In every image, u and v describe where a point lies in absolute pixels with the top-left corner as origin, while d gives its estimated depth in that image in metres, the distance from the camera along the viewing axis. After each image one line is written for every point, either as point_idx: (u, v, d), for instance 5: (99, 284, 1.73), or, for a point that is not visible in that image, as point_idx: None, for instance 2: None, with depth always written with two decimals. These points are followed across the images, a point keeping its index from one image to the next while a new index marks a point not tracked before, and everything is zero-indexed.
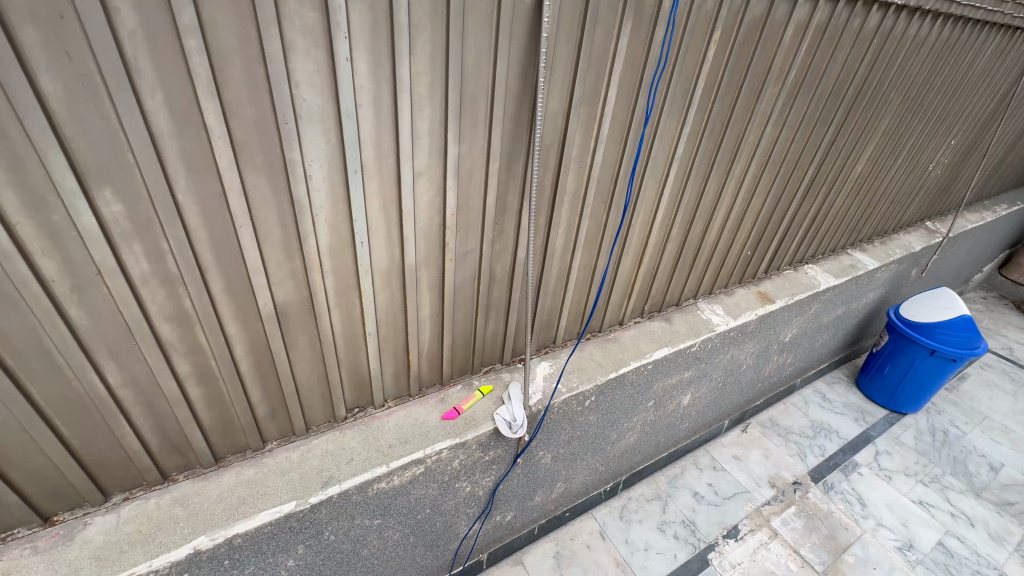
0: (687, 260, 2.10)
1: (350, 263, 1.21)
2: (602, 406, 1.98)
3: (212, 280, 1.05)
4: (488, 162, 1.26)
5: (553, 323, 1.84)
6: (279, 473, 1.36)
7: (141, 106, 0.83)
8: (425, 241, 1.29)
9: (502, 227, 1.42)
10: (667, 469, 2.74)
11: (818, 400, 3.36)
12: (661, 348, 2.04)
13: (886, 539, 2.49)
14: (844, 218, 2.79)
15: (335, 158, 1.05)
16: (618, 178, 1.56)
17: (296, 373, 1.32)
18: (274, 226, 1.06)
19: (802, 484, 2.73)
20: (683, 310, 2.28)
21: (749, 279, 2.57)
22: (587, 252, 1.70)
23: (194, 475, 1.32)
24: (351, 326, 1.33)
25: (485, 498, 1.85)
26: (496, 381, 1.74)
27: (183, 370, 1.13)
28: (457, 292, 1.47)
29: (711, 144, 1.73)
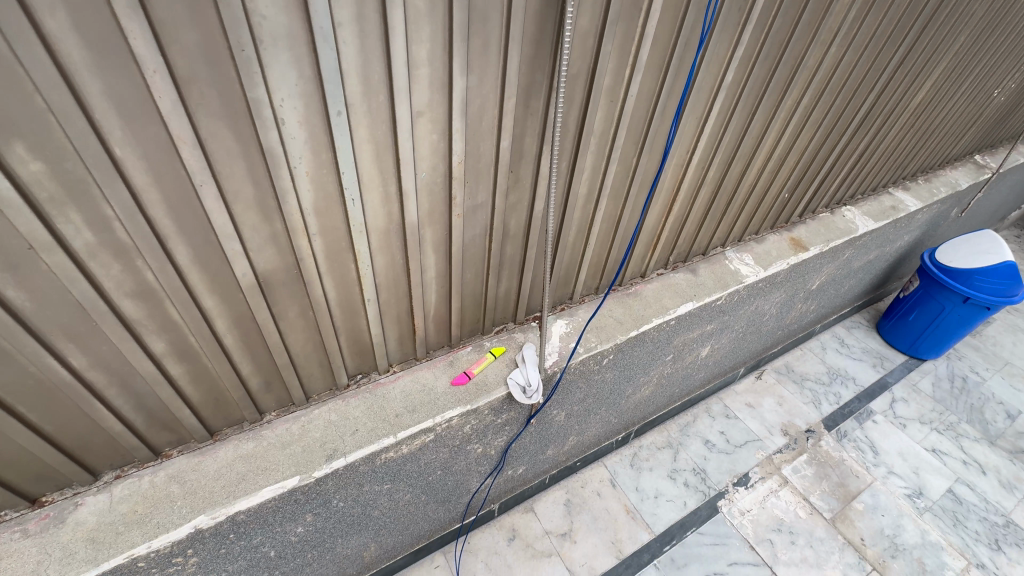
0: (721, 205, 1.89)
1: (341, 223, 1.03)
2: (620, 363, 1.87)
3: (175, 249, 0.88)
4: (503, 97, 1.03)
5: (570, 279, 1.68)
6: (280, 446, 1.27)
7: (42, 29, 0.62)
8: (428, 195, 1.10)
9: (517, 176, 1.21)
10: (679, 417, 2.70)
11: (836, 346, 3.26)
12: (686, 303, 1.89)
13: (896, 487, 2.49)
14: (893, 154, 2.51)
15: (312, 96, 0.83)
16: (654, 114, 1.32)
17: (289, 344, 1.18)
18: (243, 183, 0.87)
19: (815, 432, 2.70)
20: (709, 260, 2.10)
21: (782, 224, 2.35)
22: (612, 201, 1.49)
23: (189, 450, 1.23)
24: (347, 292, 1.17)
25: (497, 456, 1.80)
26: (509, 342, 1.62)
27: (158, 348, 0.99)
28: (466, 250, 1.30)
29: (764, 69, 1.46)
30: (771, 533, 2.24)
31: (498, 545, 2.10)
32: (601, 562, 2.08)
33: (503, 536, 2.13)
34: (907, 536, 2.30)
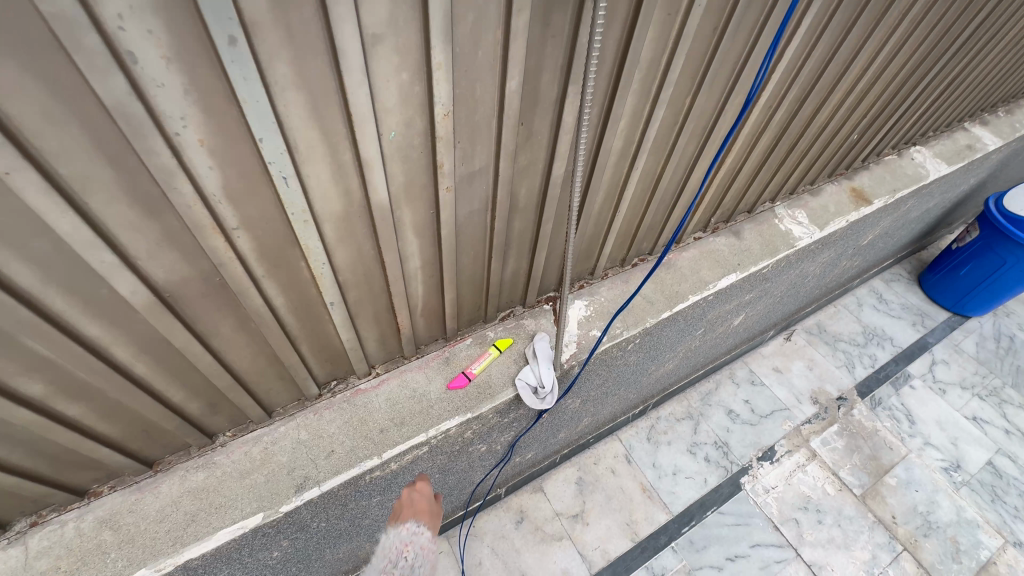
0: (781, 152, 1.52)
1: (275, 212, 0.70)
2: (646, 346, 1.59)
3: (6, 269, 0.57)
4: (509, 9, 0.66)
5: (592, 253, 1.36)
6: (238, 475, 1.04)
7: None
8: (402, 165, 0.76)
9: (530, 130, 0.86)
10: (700, 384, 2.48)
11: (873, 302, 2.97)
12: (728, 275, 1.57)
13: (932, 459, 2.31)
14: (982, 80, 2.07)
15: (179, 11, 0.48)
16: (722, 34, 0.94)
17: (230, 362, 0.90)
18: (94, 164, 0.54)
19: (847, 400, 2.49)
20: (755, 219, 1.75)
21: (841, 171, 1.97)
22: (652, 156, 1.14)
23: (123, 485, 1.00)
24: (300, 296, 0.87)
25: (504, 451, 1.58)
26: (517, 332, 1.33)
27: (33, 391, 0.71)
28: (461, 232, 0.97)
29: None
30: (797, 512, 2.10)
31: (505, 528, 1.96)
32: (614, 546, 1.95)
33: (510, 519, 1.99)
34: (941, 513, 2.15)
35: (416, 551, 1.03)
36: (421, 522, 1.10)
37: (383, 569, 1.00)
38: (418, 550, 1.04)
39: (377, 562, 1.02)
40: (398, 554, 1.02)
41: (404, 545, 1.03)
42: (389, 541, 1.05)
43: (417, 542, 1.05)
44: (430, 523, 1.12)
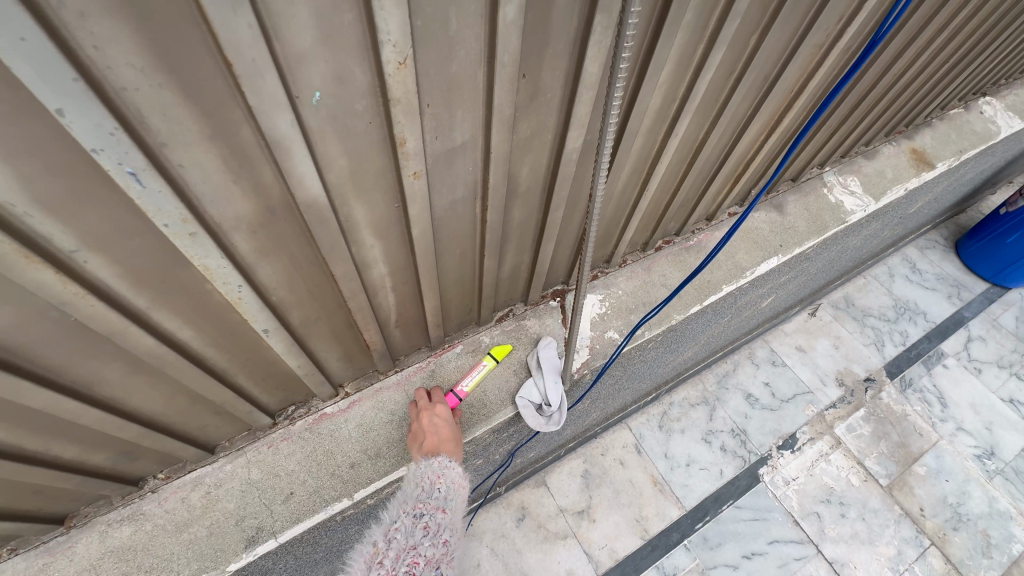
0: (843, 107, 1.23)
1: (139, 223, 0.45)
2: (667, 341, 1.36)
3: None
4: None
5: (611, 238, 1.10)
6: (173, 530, 0.84)
7: None
8: (342, 142, 0.50)
9: (535, 84, 0.59)
10: (716, 366, 2.28)
11: (906, 272, 2.72)
12: (768, 259, 1.32)
13: (965, 446, 2.15)
14: None
15: None
16: None
17: (136, 408, 0.68)
18: None
19: (875, 381, 2.30)
20: (800, 189, 1.48)
21: (900, 129, 1.67)
22: (696, 117, 0.87)
23: (26, 550, 0.79)
24: (219, 325, 0.63)
25: (503, 459, 1.40)
26: (518, 336, 1.10)
27: None
28: (441, 228, 0.72)
29: None
30: (819, 505, 1.95)
31: (506, 527, 1.82)
32: (623, 544, 1.81)
33: (511, 517, 1.85)
34: (973, 504, 2.01)
35: (452, 481, 0.82)
36: (451, 453, 0.86)
37: (416, 497, 0.79)
38: (454, 481, 0.83)
39: (406, 491, 0.81)
40: (430, 484, 0.80)
41: (438, 473, 0.82)
42: (418, 468, 0.83)
43: (453, 473, 0.84)
44: (459, 452, 0.88)
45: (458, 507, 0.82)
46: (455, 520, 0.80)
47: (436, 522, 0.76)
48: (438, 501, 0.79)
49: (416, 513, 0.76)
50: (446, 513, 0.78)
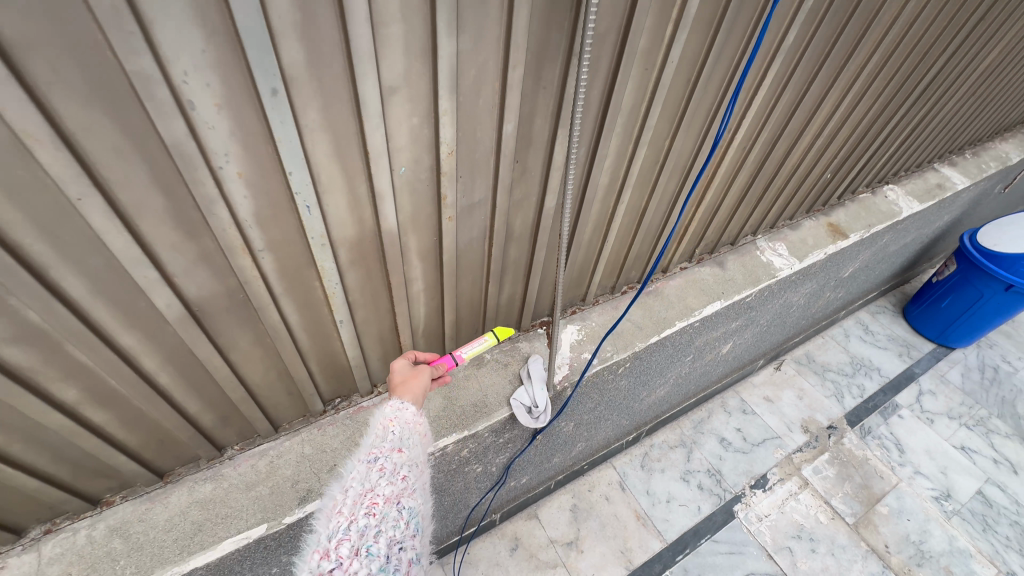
0: (757, 190, 1.64)
1: (297, 236, 0.79)
2: (636, 370, 1.65)
3: (66, 283, 0.65)
4: (505, 66, 0.77)
5: (584, 279, 1.45)
6: (243, 488, 1.08)
7: None
8: (411, 195, 0.86)
9: (525, 166, 0.97)
10: (693, 413, 2.53)
11: (859, 334, 3.06)
12: (712, 302, 1.65)
13: (923, 488, 2.34)
14: (946, 126, 2.22)
15: (233, 68, 0.58)
16: (696, 86, 1.05)
17: (245, 375, 0.98)
18: (150, 192, 0.63)
19: (838, 428, 2.54)
20: (738, 251, 1.86)
21: (819, 207, 2.10)
22: (636, 190, 1.25)
23: (134, 496, 1.05)
24: (313, 315, 0.95)
25: (498, 473, 1.62)
26: (513, 354, 1.41)
27: (71, 397, 0.79)
28: (461, 257, 1.06)
29: (830, 26, 1.17)
30: (791, 540, 2.11)
31: (500, 555, 1.97)
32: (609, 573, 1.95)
33: (505, 546, 1.99)
34: (934, 542, 2.16)
35: (403, 424, 0.93)
36: (404, 400, 0.98)
37: (371, 446, 0.90)
38: (407, 423, 0.94)
39: (362, 443, 0.92)
40: (384, 431, 0.92)
41: (390, 421, 0.93)
42: (373, 422, 0.94)
43: (405, 416, 0.95)
44: (413, 398, 0.99)
45: (414, 445, 0.94)
46: (411, 458, 0.91)
47: (391, 462, 0.87)
48: (392, 445, 0.89)
49: (372, 459, 0.87)
50: (401, 454, 0.89)
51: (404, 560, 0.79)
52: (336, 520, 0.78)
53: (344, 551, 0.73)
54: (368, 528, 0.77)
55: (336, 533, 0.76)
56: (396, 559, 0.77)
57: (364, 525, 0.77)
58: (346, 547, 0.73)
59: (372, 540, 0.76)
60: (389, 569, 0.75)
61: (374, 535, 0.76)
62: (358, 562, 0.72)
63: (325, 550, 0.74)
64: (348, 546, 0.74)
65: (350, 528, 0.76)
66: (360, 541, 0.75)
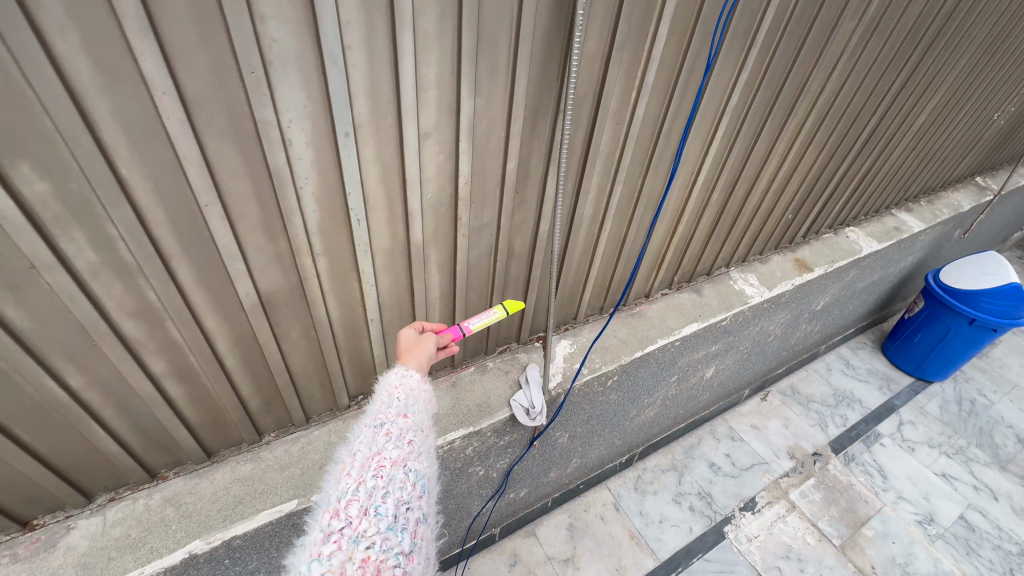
0: (725, 225, 1.89)
1: (347, 244, 1.02)
2: (624, 384, 1.83)
3: (179, 270, 0.87)
4: (510, 119, 1.03)
5: (575, 299, 1.67)
6: (278, 468, 1.24)
7: (50, 50, 0.61)
8: (434, 215, 1.09)
9: (524, 196, 1.21)
10: (684, 439, 2.66)
11: (841, 367, 3.23)
12: (690, 323, 1.86)
13: (906, 512, 2.43)
14: (895, 175, 2.52)
15: (320, 118, 0.83)
16: (660, 136, 1.32)
17: (290, 363, 1.17)
18: (250, 203, 0.86)
19: (823, 455, 2.66)
20: (714, 280, 2.09)
21: (786, 245, 2.35)
22: (617, 221, 1.50)
23: (185, 472, 1.21)
24: (350, 313, 1.16)
25: (499, 479, 1.76)
26: (513, 363, 1.60)
27: (158, 368, 0.98)
28: (471, 270, 1.28)
29: (769, 92, 1.45)
30: (780, 560, 2.18)
31: (500, 570, 2.05)
32: None
33: (505, 562, 2.08)
34: (919, 564, 2.23)
35: (407, 392, 0.96)
36: (409, 369, 1.02)
37: (377, 412, 0.93)
38: (412, 389, 0.98)
39: (369, 409, 0.95)
40: (390, 398, 0.95)
41: (395, 388, 0.97)
42: (378, 389, 0.98)
43: (409, 383, 0.99)
44: (417, 366, 1.03)
45: (420, 411, 0.97)
46: (416, 423, 0.93)
47: (397, 427, 0.90)
48: (398, 411, 0.93)
49: (378, 424, 0.90)
50: (406, 420, 0.92)
51: (413, 520, 0.81)
52: (345, 482, 0.81)
53: (353, 511, 0.76)
54: (377, 490, 0.80)
55: (345, 494, 0.79)
56: (404, 520, 0.80)
57: (372, 487, 0.80)
58: (355, 508, 0.77)
59: (380, 501, 0.79)
60: (397, 529, 0.78)
61: (382, 496, 0.79)
62: (367, 522, 0.76)
63: (335, 510, 0.77)
64: (357, 507, 0.77)
65: (359, 490, 0.79)
66: (368, 502, 0.78)
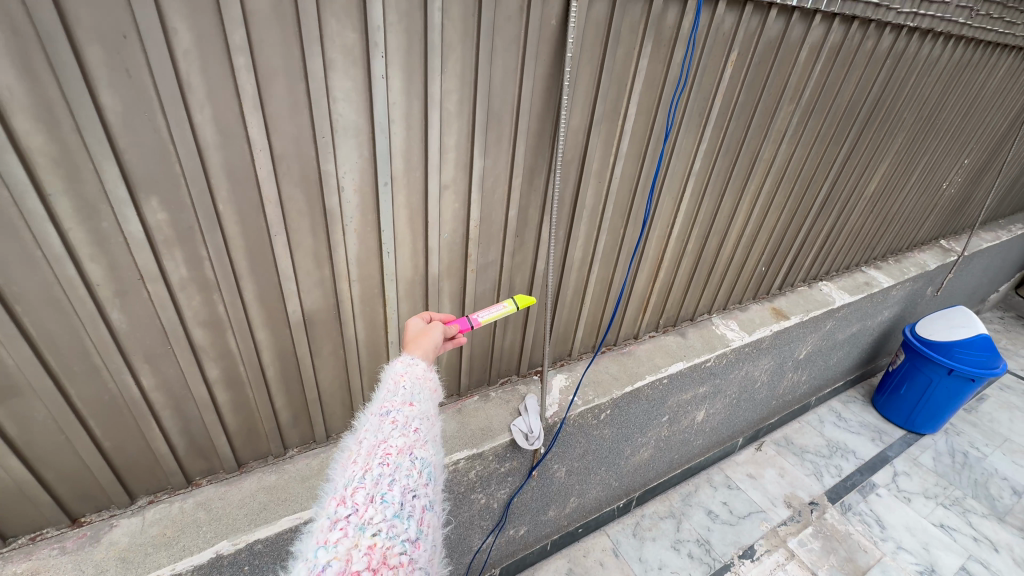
0: (702, 274, 2.12)
1: (377, 273, 1.24)
2: (617, 420, 1.94)
3: (245, 287, 1.09)
4: (512, 176, 1.29)
5: (569, 336, 1.86)
6: (300, 479, 1.37)
7: (191, 119, 0.87)
8: (448, 252, 1.33)
9: (523, 239, 1.45)
10: (681, 487, 2.71)
11: (833, 420, 3.32)
12: (676, 362, 2.03)
13: (907, 563, 2.42)
14: (859, 235, 2.79)
15: (366, 171, 1.08)
16: (636, 194, 1.58)
17: (320, 379, 1.35)
18: (306, 235, 1.09)
19: (819, 504, 2.68)
20: (697, 325, 2.29)
21: (763, 296, 2.57)
22: (604, 265, 1.73)
23: (217, 480, 1.34)
24: (374, 335, 1.35)
25: (499, 511, 1.84)
26: (513, 394, 1.77)
27: (213, 374, 1.16)
28: (478, 303, 1.49)
29: (727, 160, 1.75)
30: None
31: None
32: None
33: None
34: None
35: (412, 380, 0.91)
36: (414, 357, 0.99)
37: (382, 400, 0.88)
38: (417, 377, 0.93)
39: (374, 398, 0.90)
40: (395, 386, 0.90)
41: (400, 376, 0.92)
42: (383, 378, 0.93)
43: (415, 371, 0.94)
44: (422, 355, 0.99)
45: (426, 400, 0.91)
46: (423, 411, 0.88)
47: (403, 415, 0.85)
48: (403, 399, 0.88)
49: (383, 412, 0.85)
50: (412, 407, 0.87)
51: (420, 509, 0.75)
52: (351, 470, 0.76)
53: (360, 498, 0.71)
54: (383, 477, 0.74)
55: (351, 482, 0.74)
56: (411, 507, 0.74)
57: (378, 473, 0.74)
58: (361, 495, 0.71)
59: (387, 488, 0.73)
60: (404, 516, 0.72)
61: (389, 483, 0.74)
62: (373, 509, 0.70)
63: (342, 497, 0.72)
64: (363, 493, 0.72)
65: (365, 477, 0.74)
66: (374, 488, 0.72)
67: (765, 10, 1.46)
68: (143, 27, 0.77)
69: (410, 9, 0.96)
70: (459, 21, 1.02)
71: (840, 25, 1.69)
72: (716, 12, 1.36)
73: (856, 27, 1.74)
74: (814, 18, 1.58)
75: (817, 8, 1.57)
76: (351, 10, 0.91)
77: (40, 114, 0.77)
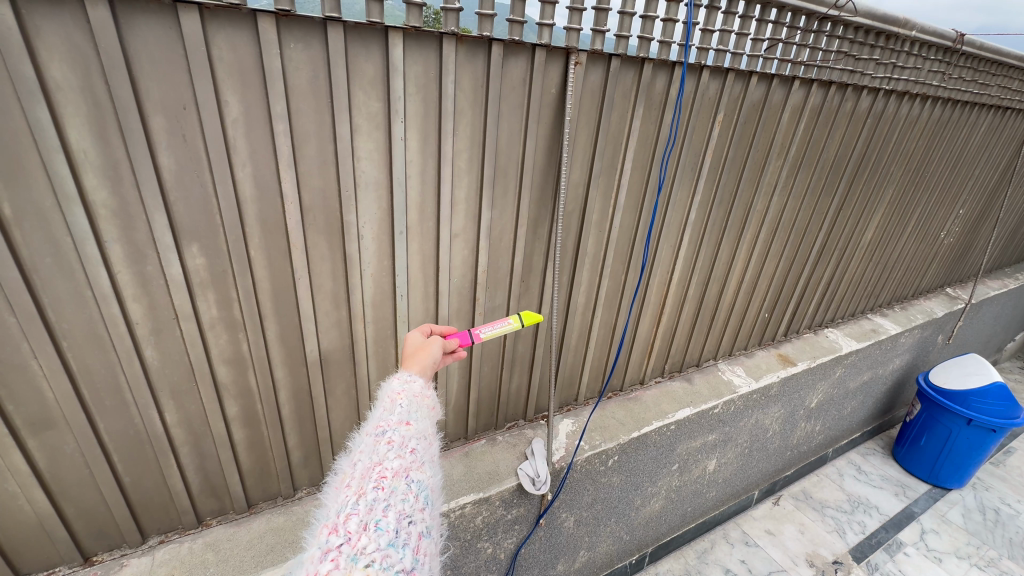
0: (705, 320, 2.17)
1: (390, 314, 1.32)
2: (626, 467, 1.92)
3: (268, 326, 1.17)
4: (517, 225, 1.39)
5: (575, 380, 1.89)
6: (306, 521, 1.37)
7: (234, 175, 0.99)
8: (458, 296, 1.41)
9: (528, 285, 1.54)
10: (696, 543, 2.61)
11: (852, 473, 3.22)
12: (683, 408, 2.03)
13: None
14: (859, 283, 2.85)
15: (384, 221, 1.19)
16: (635, 242, 1.67)
17: (332, 418, 1.39)
18: (327, 278, 1.19)
19: (844, 564, 2.55)
20: (703, 371, 2.31)
21: (769, 342, 2.60)
22: (607, 309, 1.79)
23: (227, 520, 1.36)
24: (385, 375, 1.40)
25: (507, 561, 1.79)
26: (519, 437, 1.79)
27: (231, 412, 1.22)
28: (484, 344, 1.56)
29: (721, 210, 1.85)
30: None
31: None
32: None
33: None
34: None
35: (409, 397, 0.86)
36: (411, 374, 0.95)
37: (377, 419, 0.82)
38: (415, 395, 0.88)
39: (368, 418, 0.84)
40: (391, 405, 0.85)
41: (397, 394, 0.87)
42: (378, 397, 0.88)
43: (412, 389, 0.90)
44: (420, 372, 0.96)
45: (424, 419, 0.87)
46: (420, 431, 0.83)
47: (400, 434, 0.79)
48: (400, 418, 0.82)
49: (379, 431, 0.79)
50: (409, 426, 0.82)
51: (417, 537, 0.69)
52: (344, 495, 0.70)
53: (352, 526, 0.65)
54: (378, 502, 0.68)
55: (344, 508, 0.68)
56: (407, 535, 0.68)
57: (373, 498, 0.69)
58: (354, 522, 0.65)
59: (382, 514, 0.67)
60: (399, 545, 0.66)
61: (383, 509, 0.68)
62: (367, 537, 0.64)
63: (333, 526, 0.66)
64: (356, 521, 0.66)
65: (358, 503, 0.68)
66: (369, 515, 0.66)
67: (746, 77, 1.61)
68: (201, 100, 0.90)
69: (427, 81, 1.10)
70: (470, 89, 1.16)
71: (819, 89, 1.84)
72: (701, 80, 1.51)
73: (834, 90, 1.89)
74: (793, 83, 1.73)
75: (795, 75, 1.72)
76: (375, 83, 1.05)
77: (105, 172, 0.89)
